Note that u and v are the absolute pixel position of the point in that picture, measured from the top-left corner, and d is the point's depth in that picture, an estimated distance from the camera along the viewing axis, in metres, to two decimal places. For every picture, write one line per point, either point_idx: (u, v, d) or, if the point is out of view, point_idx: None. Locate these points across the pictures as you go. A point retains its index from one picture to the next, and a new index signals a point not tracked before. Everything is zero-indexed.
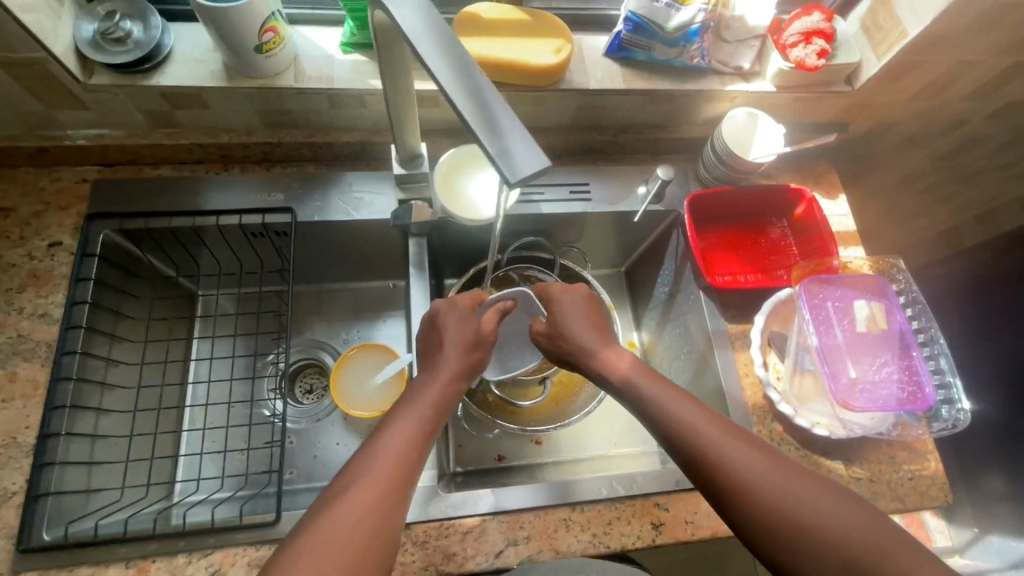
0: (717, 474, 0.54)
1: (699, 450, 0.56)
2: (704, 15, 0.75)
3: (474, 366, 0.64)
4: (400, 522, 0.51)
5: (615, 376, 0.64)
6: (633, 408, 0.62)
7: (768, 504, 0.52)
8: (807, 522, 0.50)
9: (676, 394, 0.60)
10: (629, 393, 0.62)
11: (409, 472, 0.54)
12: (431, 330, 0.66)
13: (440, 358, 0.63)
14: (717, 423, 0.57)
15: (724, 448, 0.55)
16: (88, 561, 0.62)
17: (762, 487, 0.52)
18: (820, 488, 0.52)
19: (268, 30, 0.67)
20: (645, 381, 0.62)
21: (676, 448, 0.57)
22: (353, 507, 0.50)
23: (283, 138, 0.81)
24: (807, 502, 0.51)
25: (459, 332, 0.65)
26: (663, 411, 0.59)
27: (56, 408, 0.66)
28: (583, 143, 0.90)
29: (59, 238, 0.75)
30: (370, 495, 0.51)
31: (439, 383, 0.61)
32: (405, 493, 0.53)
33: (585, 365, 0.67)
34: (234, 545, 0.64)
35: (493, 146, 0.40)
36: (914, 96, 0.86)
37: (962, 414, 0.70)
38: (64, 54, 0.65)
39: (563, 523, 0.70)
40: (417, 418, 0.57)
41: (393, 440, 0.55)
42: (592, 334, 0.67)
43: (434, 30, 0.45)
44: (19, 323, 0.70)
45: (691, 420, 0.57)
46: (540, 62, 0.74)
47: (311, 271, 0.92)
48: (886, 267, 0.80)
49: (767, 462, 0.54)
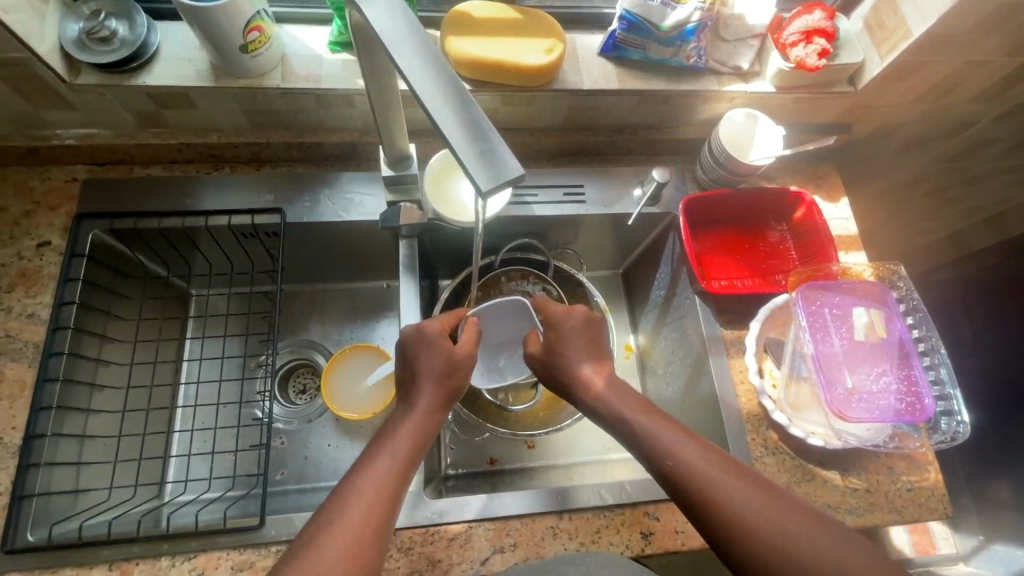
0: (709, 506, 0.53)
1: (691, 481, 0.54)
2: (700, 15, 0.72)
3: (459, 383, 0.63)
4: (387, 547, 0.51)
5: (605, 408, 0.63)
6: (626, 441, 0.61)
7: (762, 538, 0.50)
8: (801, 555, 0.49)
9: (666, 424, 0.59)
10: (621, 426, 0.61)
11: (397, 493, 0.53)
12: (406, 349, 0.64)
13: (426, 376, 0.62)
14: (708, 453, 0.56)
15: (715, 479, 0.54)
16: (72, 563, 0.62)
17: (754, 520, 0.51)
18: (812, 518, 0.51)
19: (253, 29, 0.66)
20: (631, 410, 0.61)
21: (667, 480, 0.56)
22: (340, 534, 0.49)
23: (271, 138, 0.81)
24: (800, 534, 0.50)
25: (433, 351, 0.63)
26: (655, 446, 0.58)
27: (42, 409, 0.66)
28: (578, 143, 0.88)
29: (48, 238, 0.75)
30: (355, 518, 0.50)
31: (424, 400, 0.60)
32: (391, 512, 0.52)
33: (567, 387, 0.65)
34: (218, 549, 0.64)
35: (472, 150, 0.39)
36: (919, 97, 0.84)
37: (962, 427, 0.68)
38: (49, 54, 0.64)
39: (551, 531, 0.69)
40: (406, 440, 0.57)
41: (382, 462, 0.55)
42: (585, 358, 0.66)
43: (412, 38, 0.43)
44: (7, 323, 0.70)
45: (683, 454, 0.56)
46: (531, 62, 0.72)
47: (303, 271, 0.91)
48: (886, 274, 0.77)
49: (759, 492, 0.53)
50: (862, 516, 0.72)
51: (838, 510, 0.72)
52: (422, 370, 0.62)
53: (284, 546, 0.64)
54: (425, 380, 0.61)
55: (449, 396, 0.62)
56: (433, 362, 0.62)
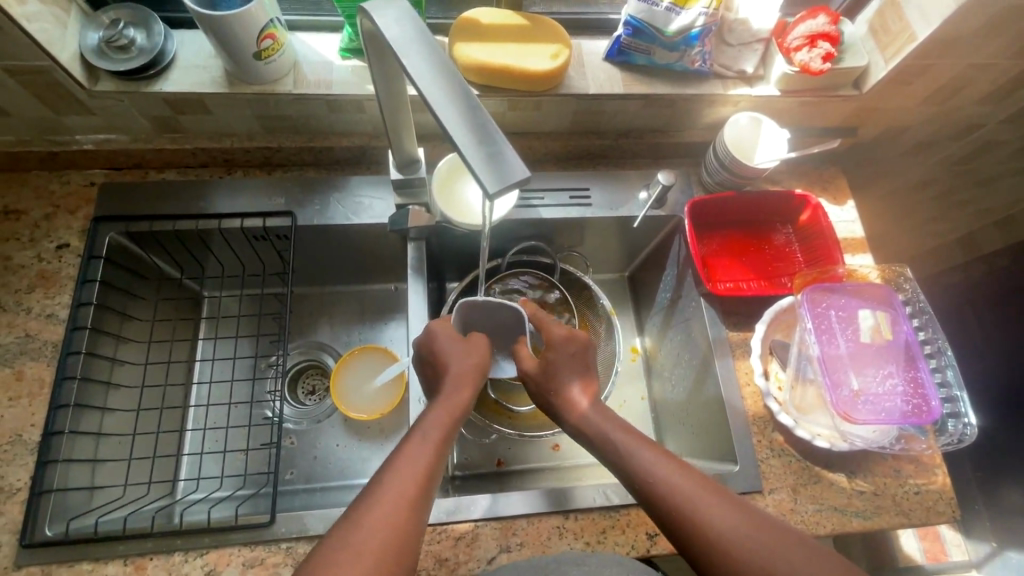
0: (687, 524, 0.53)
1: (670, 500, 0.55)
2: (704, 19, 0.73)
3: (480, 366, 0.66)
4: (417, 539, 0.50)
5: (592, 430, 0.64)
6: (609, 463, 0.62)
7: (746, 559, 0.50)
8: (779, 567, 0.49)
9: (645, 444, 0.60)
10: (606, 447, 0.62)
11: (427, 484, 0.53)
12: (421, 348, 0.68)
13: (447, 377, 0.64)
14: (689, 473, 0.57)
15: (692, 497, 0.54)
16: (88, 557, 0.63)
17: (732, 538, 0.51)
18: (793, 534, 0.51)
19: (267, 37, 0.67)
20: (610, 427, 0.63)
21: (646, 499, 0.57)
22: (371, 525, 0.49)
23: (283, 142, 0.82)
24: (777, 550, 0.50)
25: (455, 343, 0.66)
26: (636, 468, 0.58)
27: (60, 407, 0.68)
28: (583, 147, 0.90)
29: (67, 240, 0.77)
30: (385, 509, 0.50)
31: (447, 390, 0.63)
32: (424, 504, 0.52)
33: (554, 408, 0.67)
34: (230, 545, 0.65)
35: (479, 154, 0.39)
36: (924, 100, 0.84)
37: (969, 428, 0.68)
38: (70, 62, 0.66)
39: (557, 530, 0.70)
40: (435, 425, 0.59)
41: (414, 450, 0.55)
42: (575, 371, 0.69)
43: (420, 43, 0.45)
44: (27, 323, 0.72)
45: (663, 476, 0.57)
46: (537, 68, 0.73)
47: (314, 274, 0.93)
48: (893, 276, 0.77)
49: (743, 514, 0.53)
50: (869, 519, 0.72)
51: (844, 513, 0.72)
52: (446, 355, 0.65)
53: (294, 543, 0.65)
54: (449, 369, 0.64)
55: (473, 382, 0.64)
56: (455, 347, 0.66)
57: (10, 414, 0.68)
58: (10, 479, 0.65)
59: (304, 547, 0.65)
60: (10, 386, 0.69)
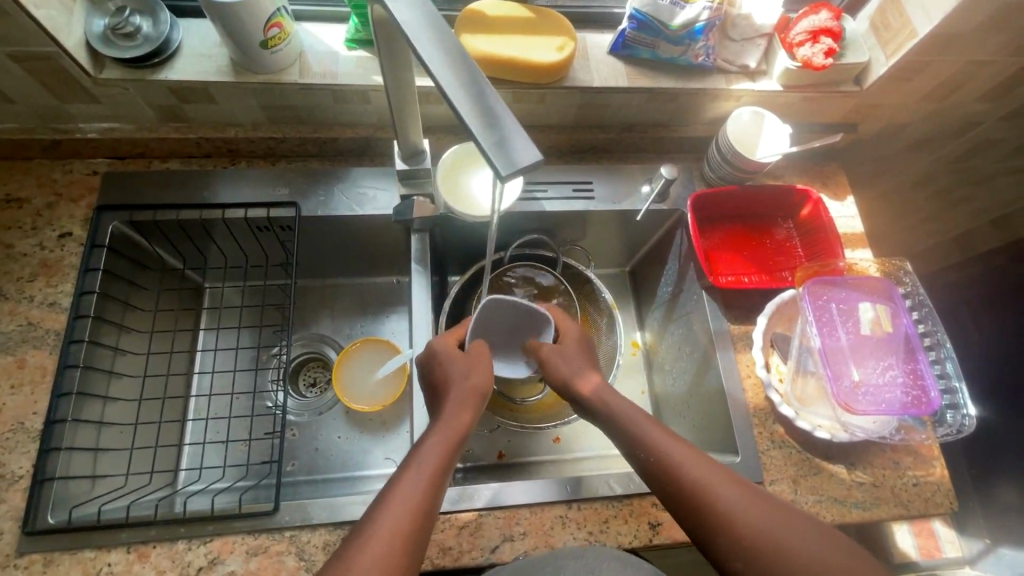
0: (695, 501, 0.55)
1: (679, 479, 0.56)
2: (709, 14, 0.74)
3: (481, 388, 0.66)
4: (419, 559, 0.51)
5: (601, 409, 0.66)
6: (619, 440, 0.63)
7: (752, 537, 0.52)
8: (789, 565, 0.50)
9: (654, 424, 0.62)
10: (615, 424, 0.64)
11: (429, 503, 0.54)
12: (426, 370, 0.70)
13: (450, 398, 0.64)
14: (705, 462, 0.57)
15: (709, 486, 0.55)
16: (91, 545, 0.63)
17: (738, 516, 0.53)
18: (793, 516, 0.53)
19: (274, 26, 0.67)
20: (619, 404, 0.65)
21: (661, 486, 0.58)
22: (374, 544, 0.50)
23: (287, 133, 0.82)
24: (780, 529, 0.52)
25: (458, 363, 0.67)
26: (646, 444, 0.60)
27: (63, 395, 0.67)
28: (587, 140, 0.90)
29: (70, 229, 0.77)
30: (392, 518, 0.52)
31: (449, 412, 0.63)
32: (427, 516, 0.54)
33: (568, 394, 0.69)
34: (233, 533, 0.65)
35: (488, 140, 0.40)
36: (924, 97, 0.85)
37: (967, 420, 0.69)
38: (76, 49, 0.66)
39: (560, 520, 0.70)
40: (439, 438, 0.60)
41: (419, 462, 0.57)
42: (581, 360, 0.71)
43: (432, 28, 0.45)
44: (29, 312, 0.72)
45: (671, 453, 0.58)
46: (542, 60, 0.74)
47: (316, 265, 0.93)
48: (893, 270, 0.78)
49: (747, 495, 0.54)
50: (868, 509, 0.72)
51: (844, 504, 0.72)
52: (450, 376, 0.66)
53: (298, 532, 0.65)
54: (453, 390, 0.65)
55: (475, 403, 0.64)
56: (459, 368, 0.66)
57: (11, 402, 0.68)
58: (11, 467, 0.65)
59: (308, 536, 0.65)
60: (11, 373, 0.69)
